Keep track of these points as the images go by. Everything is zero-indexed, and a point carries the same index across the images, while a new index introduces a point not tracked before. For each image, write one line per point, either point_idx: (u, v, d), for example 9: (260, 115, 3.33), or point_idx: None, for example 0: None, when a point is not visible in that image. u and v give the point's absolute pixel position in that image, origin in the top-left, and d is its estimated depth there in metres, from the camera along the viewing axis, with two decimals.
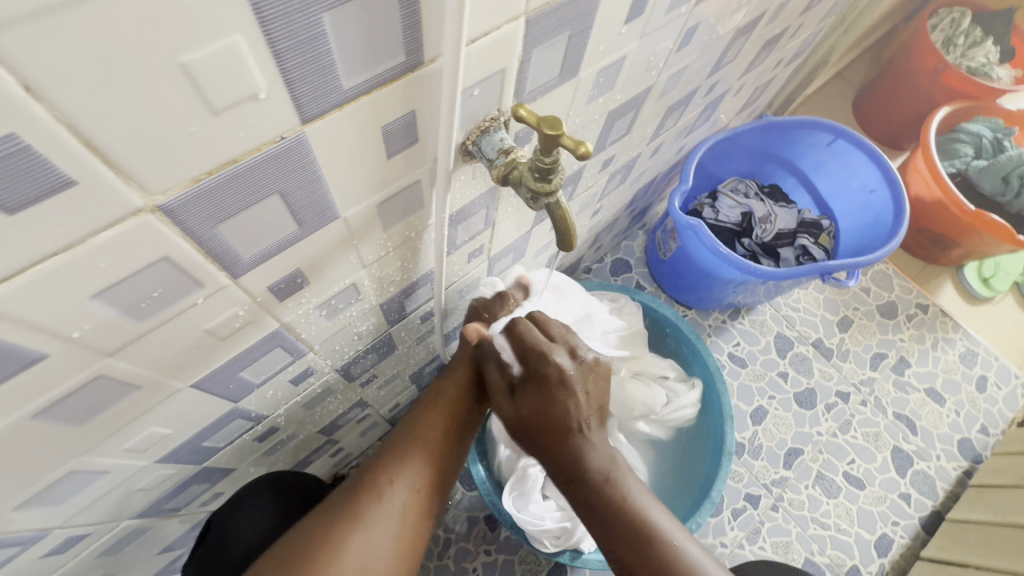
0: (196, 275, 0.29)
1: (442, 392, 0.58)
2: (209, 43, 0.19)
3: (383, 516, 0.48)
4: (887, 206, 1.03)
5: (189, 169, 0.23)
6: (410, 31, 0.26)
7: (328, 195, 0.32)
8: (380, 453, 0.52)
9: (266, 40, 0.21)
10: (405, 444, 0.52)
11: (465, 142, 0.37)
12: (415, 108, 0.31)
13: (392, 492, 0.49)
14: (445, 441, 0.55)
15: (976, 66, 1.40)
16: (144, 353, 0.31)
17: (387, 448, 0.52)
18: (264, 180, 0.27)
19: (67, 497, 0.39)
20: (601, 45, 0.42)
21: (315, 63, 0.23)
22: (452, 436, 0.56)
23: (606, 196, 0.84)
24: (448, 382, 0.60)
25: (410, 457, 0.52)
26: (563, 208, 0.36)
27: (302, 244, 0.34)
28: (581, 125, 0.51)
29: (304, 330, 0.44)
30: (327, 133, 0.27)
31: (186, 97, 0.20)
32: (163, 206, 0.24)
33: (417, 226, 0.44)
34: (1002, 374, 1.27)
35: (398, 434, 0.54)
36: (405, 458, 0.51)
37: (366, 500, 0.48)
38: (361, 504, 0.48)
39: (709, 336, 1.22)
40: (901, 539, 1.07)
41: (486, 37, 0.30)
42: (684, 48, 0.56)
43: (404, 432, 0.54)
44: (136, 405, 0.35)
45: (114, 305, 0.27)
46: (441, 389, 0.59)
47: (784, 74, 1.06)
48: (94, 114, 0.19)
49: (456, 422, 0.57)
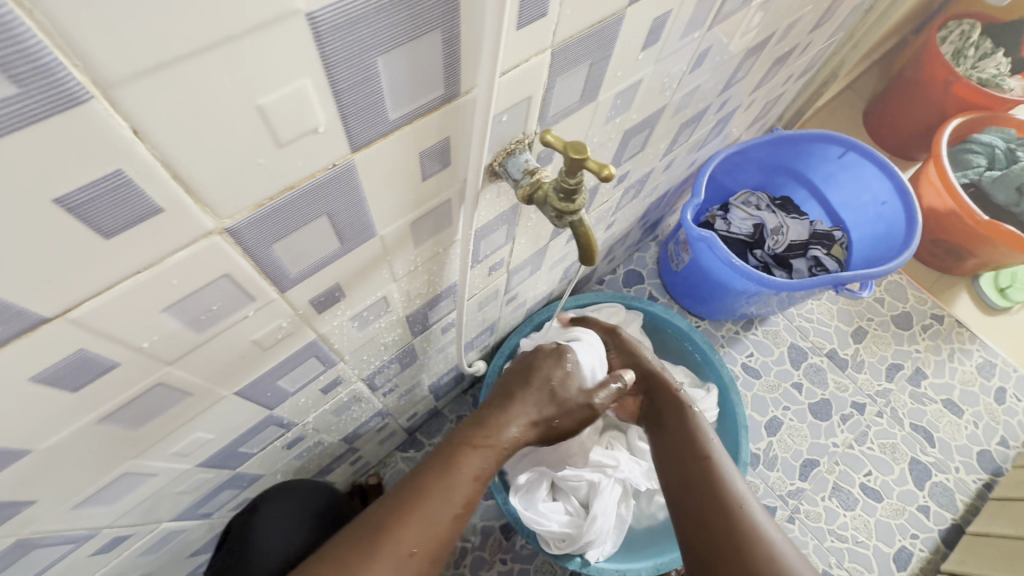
0: (250, 290, 0.31)
1: (463, 449, 0.59)
2: (282, 87, 0.22)
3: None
4: (899, 218, 1.04)
5: (254, 195, 0.25)
6: (450, 67, 0.28)
7: (369, 216, 0.34)
8: (397, 509, 0.52)
9: (328, 82, 0.23)
10: (436, 485, 0.55)
11: (492, 163, 0.40)
12: (449, 135, 0.33)
13: (406, 558, 0.50)
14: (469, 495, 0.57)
15: (987, 77, 1.41)
16: (198, 362, 0.34)
17: (404, 504, 0.53)
18: (315, 203, 0.29)
19: (117, 498, 0.41)
20: (620, 70, 0.44)
21: (368, 99, 0.26)
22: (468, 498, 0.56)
23: (620, 209, 0.86)
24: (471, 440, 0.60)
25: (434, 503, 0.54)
26: (585, 225, 0.38)
27: (342, 260, 0.36)
28: (598, 144, 0.54)
29: (337, 340, 0.47)
30: (372, 159, 0.30)
31: (258, 134, 0.23)
32: (230, 228, 0.26)
33: (445, 242, 0.46)
34: (1021, 385, 1.26)
35: (417, 488, 0.54)
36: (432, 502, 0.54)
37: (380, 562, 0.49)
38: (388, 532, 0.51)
39: (722, 346, 1.23)
40: (920, 552, 1.06)
41: (516, 69, 0.33)
42: (697, 69, 0.58)
43: (423, 490, 0.54)
44: (186, 410, 0.38)
45: (179, 318, 0.29)
46: (462, 446, 0.59)
47: (794, 89, 1.08)
48: (184, 152, 0.21)
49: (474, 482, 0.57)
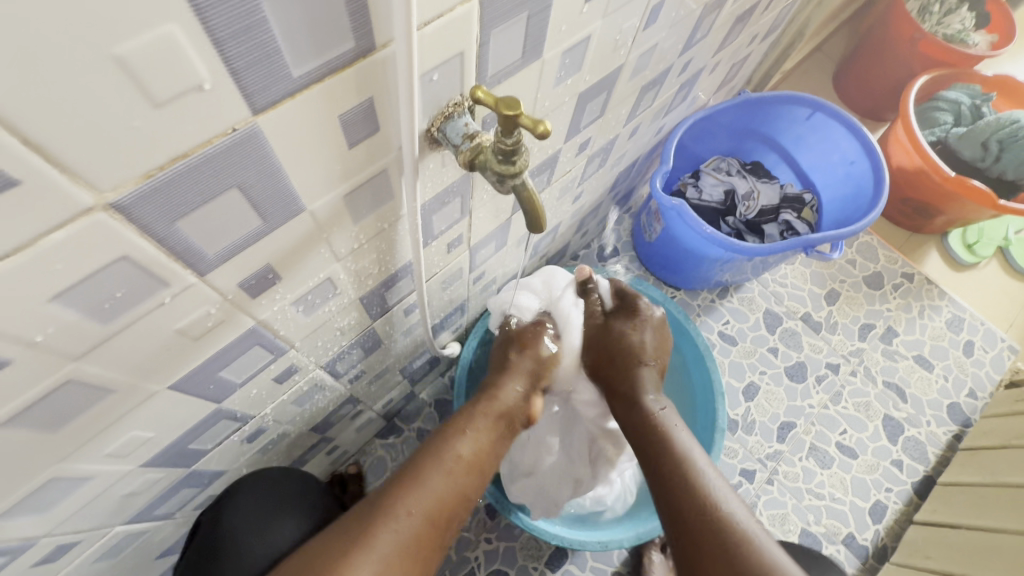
0: (159, 274, 0.29)
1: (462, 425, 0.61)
2: (142, 33, 0.19)
3: (395, 542, 0.49)
4: (867, 176, 1.04)
5: (139, 164, 0.23)
6: (358, 15, 0.26)
7: (290, 189, 0.31)
8: (394, 481, 0.53)
9: (203, 28, 0.21)
10: (433, 458, 0.56)
11: (430, 128, 0.37)
12: (372, 95, 0.31)
13: (407, 521, 0.50)
14: (467, 474, 0.57)
15: (952, 33, 1.41)
16: (113, 355, 0.31)
17: (402, 476, 0.54)
18: (217, 176, 0.27)
19: (51, 505, 0.39)
20: (563, 25, 0.41)
21: (258, 51, 0.23)
22: (469, 467, 0.58)
23: (586, 180, 0.84)
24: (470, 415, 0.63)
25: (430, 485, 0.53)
26: (529, 190, 0.36)
27: (268, 240, 0.34)
28: (550, 109, 0.51)
29: (282, 327, 0.44)
30: (281, 123, 0.27)
31: (123, 89, 0.20)
32: (115, 204, 0.23)
33: (390, 217, 0.44)
34: (988, 338, 1.28)
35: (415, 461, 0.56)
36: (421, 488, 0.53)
37: (381, 526, 0.49)
38: (392, 503, 0.51)
39: (698, 316, 1.23)
40: (894, 504, 1.09)
41: (440, 20, 0.30)
42: (652, 25, 0.56)
43: (420, 461, 0.55)
44: (112, 408, 0.35)
45: (75, 308, 0.26)
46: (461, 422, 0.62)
47: (761, 50, 1.06)
48: (28, 111, 0.18)
49: (472, 454, 0.59)
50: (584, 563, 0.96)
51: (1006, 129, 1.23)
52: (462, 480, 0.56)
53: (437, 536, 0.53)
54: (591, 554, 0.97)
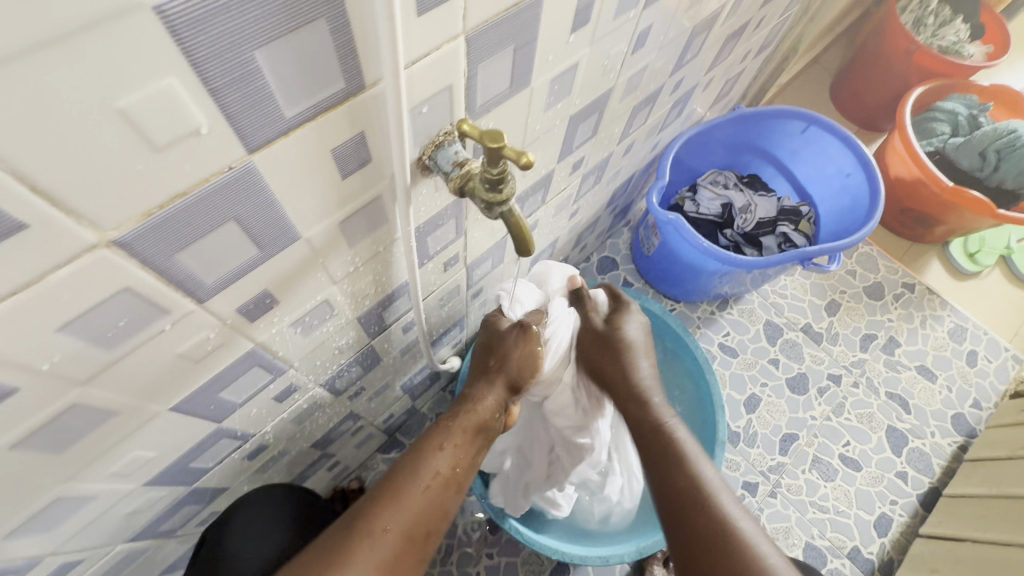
0: (160, 302, 0.30)
1: (441, 438, 0.59)
2: (143, 87, 0.21)
3: (373, 561, 0.48)
4: (863, 188, 1.04)
5: (140, 203, 0.24)
6: (347, 58, 0.27)
7: (286, 219, 0.33)
8: (374, 496, 0.52)
9: (200, 79, 0.22)
10: (411, 472, 0.55)
11: (421, 157, 0.39)
12: (363, 130, 0.32)
13: (384, 538, 0.50)
14: (444, 487, 0.55)
15: (947, 45, 1.42)
16: (116, 380, 0.33)
17: (382, 491, 0.53)
18: (215, 209, 0.28)
19: (56, 524, 0.40)
20: (550, 55, 0.43)
21: (253, 97, 0.24)
22: (448, 481, 0.56)
23: (582, 197, 0.85)
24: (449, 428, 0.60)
25: (405, 499, 0.52)
26: (516, 215, 0.38)
27: (265, 266, 0.35)
28: (541, 132, 0.53)
29: (281, 348, 0.45)
30: (275, 159, 0.28)
31: (126, 137, 0.22)
32: (118, 240, 0.25)
33: (384, 240, 0.45)
34: (992, 347, 1.28)
35: (394, 476, 0.54)
36: (397, 504, 0.52)
37: (359, 544, 0.48)
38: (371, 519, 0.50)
39: (698, 328, 1.23)
40: (900, 517, 1.08)
41: (427, 58, 0.32)
42: (640, 49, 0.57)
43: (399, 476, 0.54)
44: (115, 430, 0.36)
45: (80, 336, 0.28)
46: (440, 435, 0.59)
47: (755, 65, 1.08)
48: (36, 161, 0.20)
49: (452, 468, 0.57)
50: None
51: (1003, 138, 1.23)
52: (438, 493, 0.55)
53: (416, 552, 0.52)
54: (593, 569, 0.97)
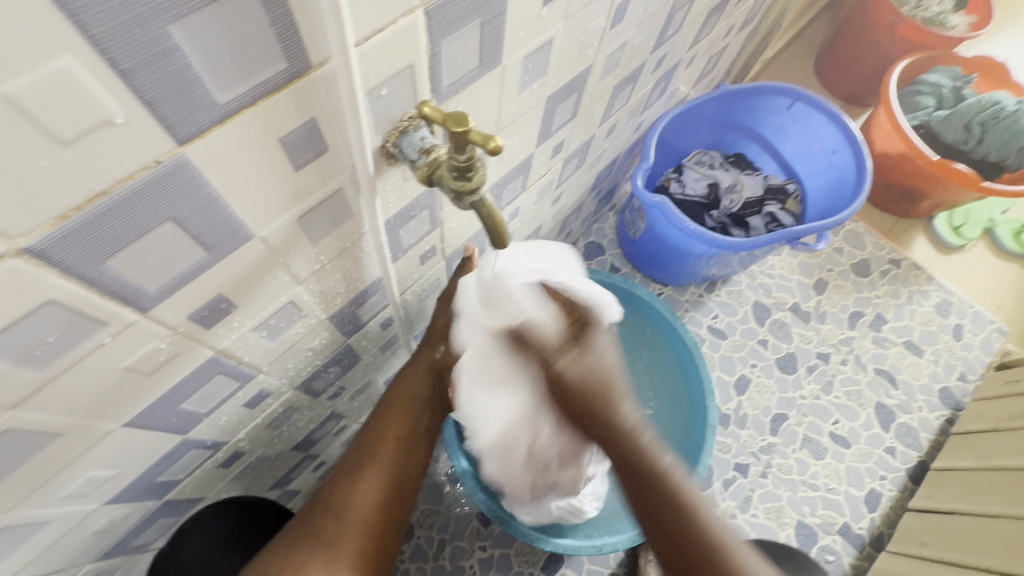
0: (95, 315, 0.27)
1: (374, 421, 0.64)
2: (32, 68, 0.18)
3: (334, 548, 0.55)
4: (850, 165, 1.03)
5: (51, 206, 0.21)
6: (287, 35, 0.24)
7: (234, 217, 0.30)
8: (325, 488, 0.59)
9: (103, 60, 0.19)
10: (355, 459, 0.61)
11: (385, 144, 0.36)
12: (314, 115, 0.29)
13: (341, 526, 0.56)
14: (394, 459, 0.62)
15: (932, 15, 1.39)
16: (55, 401, 0.30)
17: (331, 482, 0.59)
18: (148, 209, 0.25)
19: (7, 552, 0.37)
20: (521, 30, 0.40)
21: (175, 79, 0.21)
22: (390, 458, 0.62)
23: (565, 181, 0.82)
24: (379, 411, 0.65)
25: (367, 478, 0.59)
26: (489, 205, 0.35)
27: (216, 269, 0.32)
28: (517, 115, 0.50)
29: (246, 353, 0.43)
30: (213, 151, 0.26)
31: (19, 128, 0.19)
32: (31, 248, 0.22)
33: (352, 235, 0.42)
34: (977, 321, 1.28)
35: (342, 466, 0.61)
36: (357, 484, 0.59)
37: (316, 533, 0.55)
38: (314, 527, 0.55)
39: (687, 311, 1.22)
40: (889, 492, 1.09)
41: (382, 34, 0.29)
42: (619, 24, 0.54)
43: (347, 463, 0.61)
44: (63, 451, 0.34)
45: (3, 355, 0.25)
46: (373, 420, 0.64)
47: (739, 40, 1.05)
48: None
49: (392, 445, 0.62)
50: (581, 567, 0.95)
51: (988, 110, 1.22)
52: (388, 470, 0.61)
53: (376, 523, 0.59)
54: (588, 558, 0.96)
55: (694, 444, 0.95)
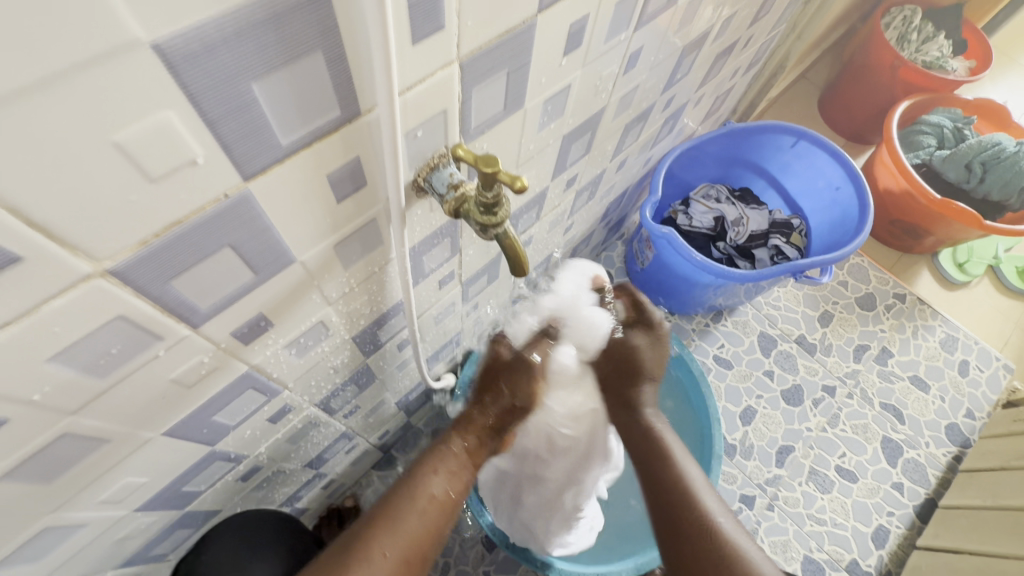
0: (154, 330, 0.30)
1: (436, 461, 0.57)
2: (140, 120, 0.21)
3: None
4: (853, 201, 1.06)
5: (134, 233, 0.24)
6: (343, 87, 0.27)
7: (281, 243, 0.33)
8: (371, 516, 0.51)
9: (195, 111, 0.22)
10: (408, 492, 0.53)
11: (416, 178, 0.39)
12: (357, 155, 0.32)
13: (379, 561, 0.48)
14: (440, 512, 0.54)
15: (931, 60, 1.44)
16: (107, 409, 0.32)
17: (379, 511, 0.52)
18: (212, 236, 0.28)
19: (44, 553, 0.39)
20: (543, 77, 0.44)
21: (249, 126, 0.25)
22: (443, 507, 0.55)
23: (576, 212, 0.86)
24: (442, 451, 0.59)
25: (404, 524, 0.51)
26: (512, 237, 0.38)
27: (259, 290, 0.35)
28: (536, 151, 0.53)
29: (275, 370, 0.45)
30: (271, 186, 0.29)
31: (122, 170, 0.22)
32: (112, 269, 0.25)
33: (380, 260, 0.45)
34: (983, 357, 1.29)
35: (390, 495, 0.53)
36: (394, 528, 0.50)
37: (355, 559, 0.47)
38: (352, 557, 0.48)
39: (693, 340, 1.23)
40: (897, 529, 1.08)
41: (423, 83, 0.32)
42: (632, 69, 0.58)
43: (396, 495, 0.53)
44: (106, 458, 0.36)
45: (72, 365, 0.28)
46: (434, 458, 0.58)
47: (745, 81, 1.10)
48: (37, 197, 0.20)
49: (448, 494, 0.56)
50: None
51: (988, 151, 1.26)
52: (436, 522, 0.54)
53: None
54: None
55: (704, 448, 0.98)
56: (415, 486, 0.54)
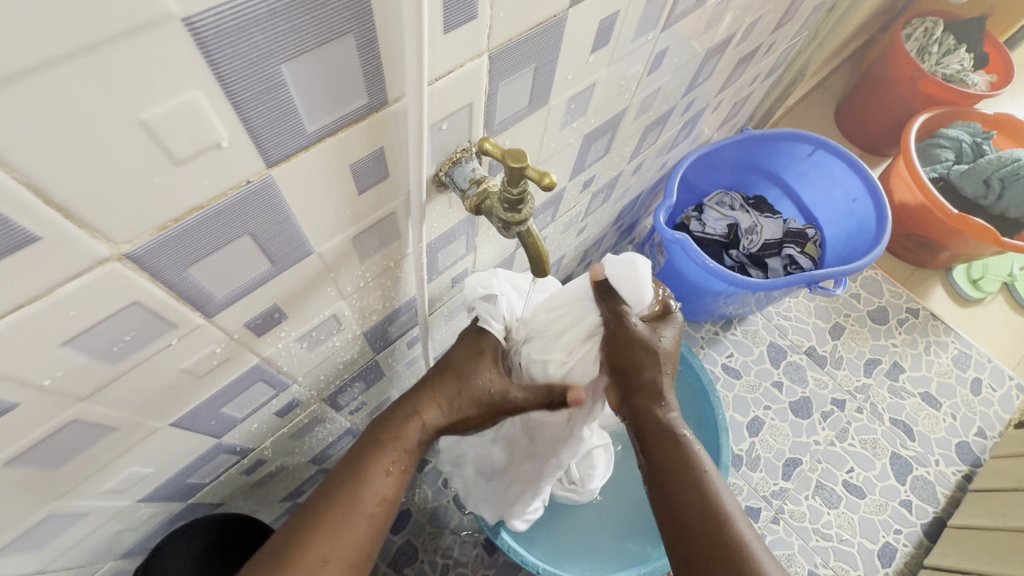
0: (168, 318, 0.29)
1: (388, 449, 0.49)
2: (168, 100, 0.20)
3: None
4: (870, 213, 1.04)
5: (154, 217, 0.23)
6: (372, 75, 0.27)
7: (300, 234, 0.32)
8: (312, 519, 0.44)
9: (223, 92, 0.21)
10: (353, 489, 0.46)
11: (438, 173, 0.38)
12: (382, 146, 0.31)
13: (323, 570, 0.42)
14: (390, 508, 0.48)
15: (951, 73, 1.43)
16: (116, 397, 0.31)
17: (321, 512, 0.44)
18: (232, 223, 0.27)
19: (46, 541, 0.39)
20: (569, 75, 0.43)
21: (276, 110, 0.24)
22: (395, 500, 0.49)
23: (590, 214, 0.85)
24: (393, 437, 0.50)
25: (352, 526, 0.45)
26: (534, 235, 0.37)
27: (275, 281, 0.34)
28: (556, 150, 0.53)
29: (286, 363, 0.44)
30: (294, 174, 0.28)
31: (147, 150, 0.21)
32: (130, 254, 0.24)
33: (396, 255, 0.44)
34: (996, 376, 1.27)
35: (334, 493, 0.46)
36: (341, 531, 0.44)
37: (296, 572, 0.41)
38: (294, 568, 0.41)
39: (701, 348, 1.22)
40: (904, 547, 1.06)
41: (451, 74, 0.31)
42: (656, 70, 0.57)
43: (343, 494, 0.46)
44: (112, 446, 0.35)
45: (85, 351, 0.27)
46: (385, 445, 0.49)
47: (763, 87, 1.09)
48: (57, 174, 0.19)
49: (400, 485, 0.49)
50: None
51: (1008, 166, 1.24)
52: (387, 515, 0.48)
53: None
54: None
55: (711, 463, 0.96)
56: (363, 482, 0.47)
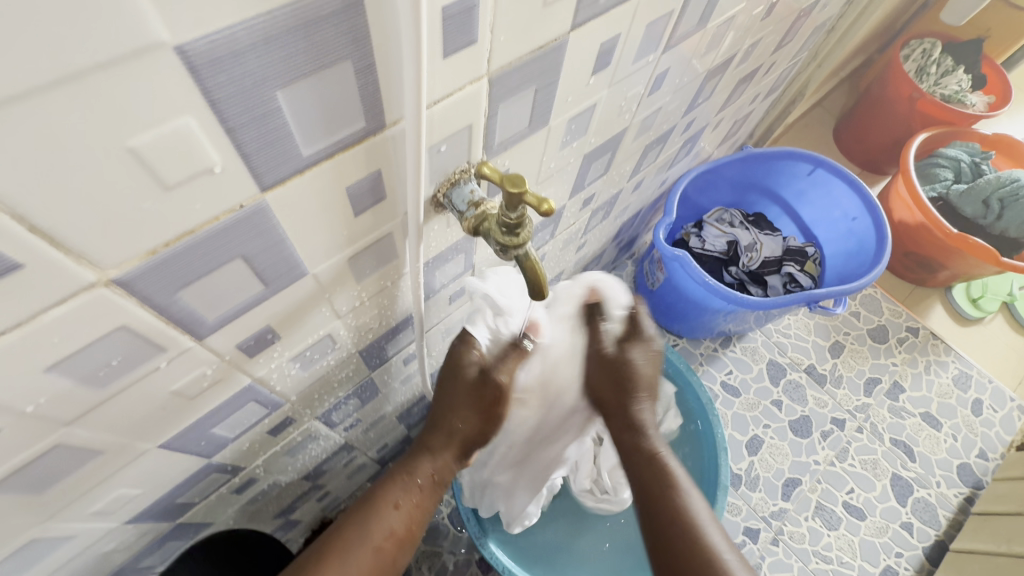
0: (157, 341, 0.29)
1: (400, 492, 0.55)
2: (157, 126, 0.20)
3: None
4: (870, 232, 1.04)
5: (143, 242, 0.23)
6: (369, 100, 0.26)
7: (294, 256, 0.32)
8: (326, 546, 0.49)
9: (217, 118, 0.21)
10: (366, 524, 0.51)
11: (436, 194, 0.38)
12: (380, 168, 0.31)
13: None
14: (397, 547, 0.52)
15: (949, 94, 1.44)
16: (102, 421, 0.31)
17: (335, 542, 0.49)
18: (225, 246, 0.27)
19: (29, 565, 0.37)
20: (570, 96, 0.43)
21: (270, 135, 0.23)
22: (402, 541, 0.53)
23: (590, 231, 0.85)
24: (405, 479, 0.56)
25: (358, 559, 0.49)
26: (532, 259, 0.37)
27: (268, 303, 0.33)
28: (556, 169, 0.52)
29: (279, 383, 0.44)
30: (289, 196, 0.27)
31: (136, 177, 0.21)
32: (118, 279, 0.24)
33: (393, 275, 0.44)
34: (997, 397, 1.26)
35: (347, 525, 0.51)
36: (348, 561, 0.48)
37: None
38: None
39: (700, 365, 1.21)
40: (906, 571, 1.04)
41: (450, 98, 0.31)
42: (657, 91, 0.57)
43: (354, 529, 0.50)
44: (97, 470, 0.34)
45: (69, 377, 0.26)
46: (398, 488, 0.55)
47: (763, 107, 1.09)
48: (41, 202, 0.19)
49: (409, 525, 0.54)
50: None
51: (1006, 187, 1.24)
52: (393, 554, 0.52)
53: None
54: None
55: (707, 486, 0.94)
56: (374, 517, 0.52)
